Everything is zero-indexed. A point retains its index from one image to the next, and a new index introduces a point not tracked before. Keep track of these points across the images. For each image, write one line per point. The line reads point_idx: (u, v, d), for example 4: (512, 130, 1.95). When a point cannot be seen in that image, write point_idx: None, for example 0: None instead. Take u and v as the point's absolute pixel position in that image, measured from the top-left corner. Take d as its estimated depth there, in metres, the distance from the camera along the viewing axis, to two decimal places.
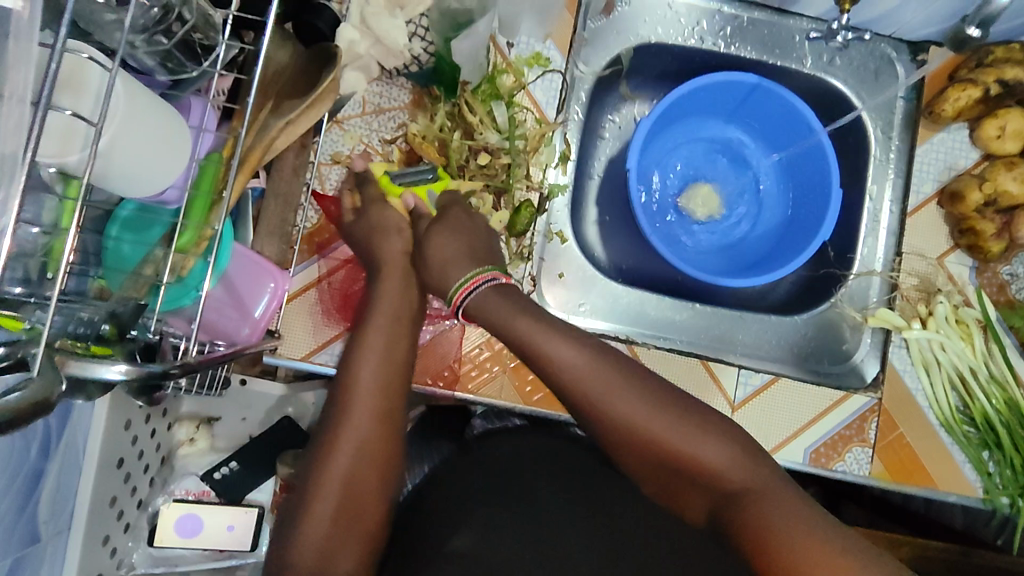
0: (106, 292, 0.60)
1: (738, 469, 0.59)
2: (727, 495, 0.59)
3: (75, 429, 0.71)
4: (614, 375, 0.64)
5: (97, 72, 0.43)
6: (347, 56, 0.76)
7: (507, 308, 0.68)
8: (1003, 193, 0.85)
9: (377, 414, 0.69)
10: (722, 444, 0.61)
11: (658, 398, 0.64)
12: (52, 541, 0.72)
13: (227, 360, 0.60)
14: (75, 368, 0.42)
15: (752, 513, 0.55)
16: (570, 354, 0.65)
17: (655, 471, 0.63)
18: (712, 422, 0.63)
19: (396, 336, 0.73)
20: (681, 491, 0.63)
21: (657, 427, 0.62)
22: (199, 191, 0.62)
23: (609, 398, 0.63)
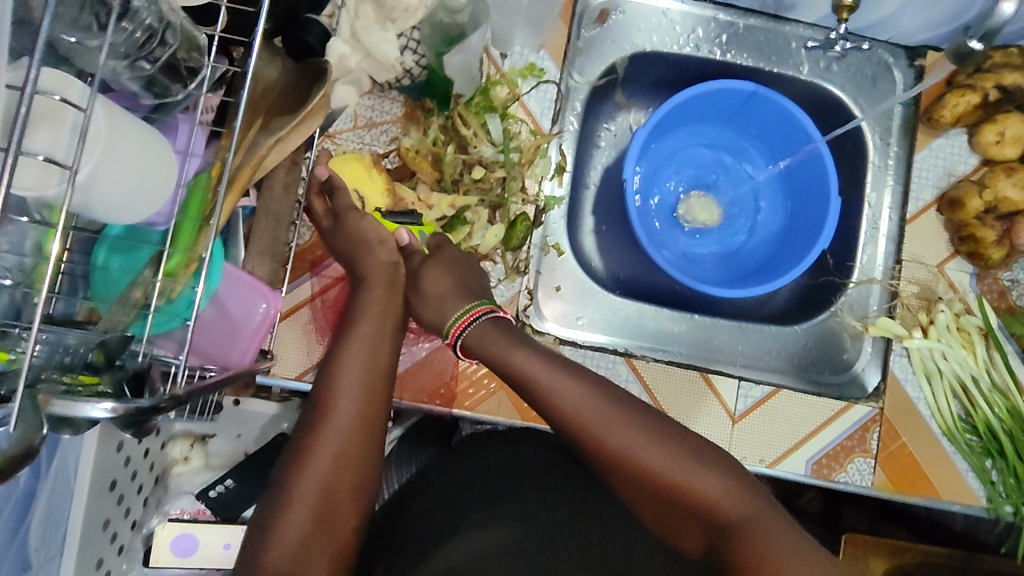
0: (94, 315, 0.60)
1: (733, 502, 0.59)
2: (723, 529, 0.58)
3: (65, 453, 0.69)
4: (607, 403, 0.64)
5: (73, 115, 0.42)
6: (338, 70, 0.76)
7: (502, 339, 0.68)
8: (1003, 199, 0.84)
9: (358, 421, 0.65)
10: (719, 475, 0.60)
11: (653, 427, 0.63)
12: (44, 569, 0.70)
13: (219, 387, 0.58)
14: (59, 407, 0.41)
15: (750, 548, 0.55)
16: (565, 385, 0.65)
17: (649, 501, 0.62)
18: (708, 453, 0.62)
19: (380, 340, 0.70)
20: (677, 522, 0.61)
21: (652, 458, 0.61)
22: (187, 217, 0.60)
23: (603, 425, 0.63)
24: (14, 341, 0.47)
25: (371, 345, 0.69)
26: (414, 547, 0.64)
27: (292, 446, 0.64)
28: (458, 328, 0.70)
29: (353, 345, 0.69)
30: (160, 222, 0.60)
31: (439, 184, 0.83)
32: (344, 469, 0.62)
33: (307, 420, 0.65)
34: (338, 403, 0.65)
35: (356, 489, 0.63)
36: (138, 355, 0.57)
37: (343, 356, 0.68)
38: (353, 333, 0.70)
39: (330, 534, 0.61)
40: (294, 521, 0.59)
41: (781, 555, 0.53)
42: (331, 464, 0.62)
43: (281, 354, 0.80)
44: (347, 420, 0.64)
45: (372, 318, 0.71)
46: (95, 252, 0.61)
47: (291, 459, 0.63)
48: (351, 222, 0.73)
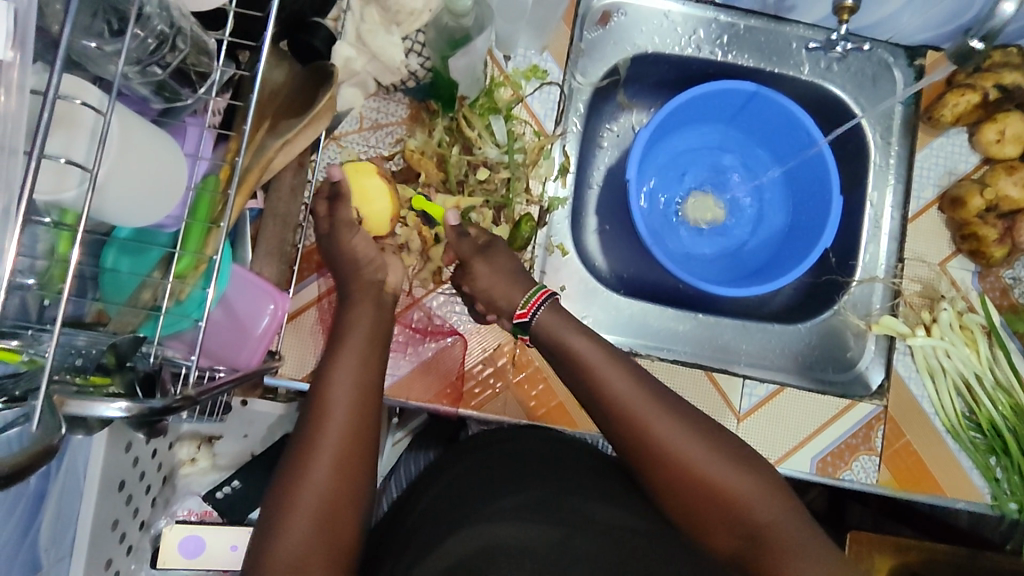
0: (104, 317, 0.61)
1: (763, 504, 0.61)
2: (750, 531, 0.60)
3: (75, 456, 0.70)
4: (649, 392, 0.65)
5: (90, 117, 0.43)
6: (343, 73, 0.77)
7: (558, 321, 0.72)
8: (1003, 198, 0.85)
9: (355, 430, 0.63)
10: (751, 476, 0.62)
11: (691, 422, 0.65)
12: (54, 569, 0.70)
13: (229, 388, 0.59)
14: (74, 407, 0.40)
15: (775, 555, 0.58)
16: (613, 372, 0.67)
17: (679, 497, 0.62)
18: (738, 451, 0.64)
19: (367, 350, 0.69)
20: (705, 518, 0.62)
21: (690, 451, 0.62)
22: (196, 220, 0.61)
23: (646, 413, 0.64)
24: (31, 342, 0.48)
25: (363, 355, 0.68)
26: (419, 544, 0.63)
27: (288, 457, 0.62)
28: (532, 304, 0.74)
29: (346, 353, 0.68)
30: (171, 224, 0.61)
31: (444, 185, 0.84)
32: (344, 479, 0.61)
33: (302, 428, 0.63)
34: (336, 408, 0.63)
35: (353, 498, 0.61)
36: (149, 357, 0.57)
37: (338, 364, 0.66)
38: (346, 343, 0.69)
39: (335, 538, 0.59)
40: (298, 524, 0.58)
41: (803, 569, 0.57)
42: (330, 475, 0.60)
43: (289, 354, 0.80)
44: (344, 428, 0.62)
45: (361, 336, 0.70)
46: (103, 255, 0.61)
47: (287, 468, 0.61)
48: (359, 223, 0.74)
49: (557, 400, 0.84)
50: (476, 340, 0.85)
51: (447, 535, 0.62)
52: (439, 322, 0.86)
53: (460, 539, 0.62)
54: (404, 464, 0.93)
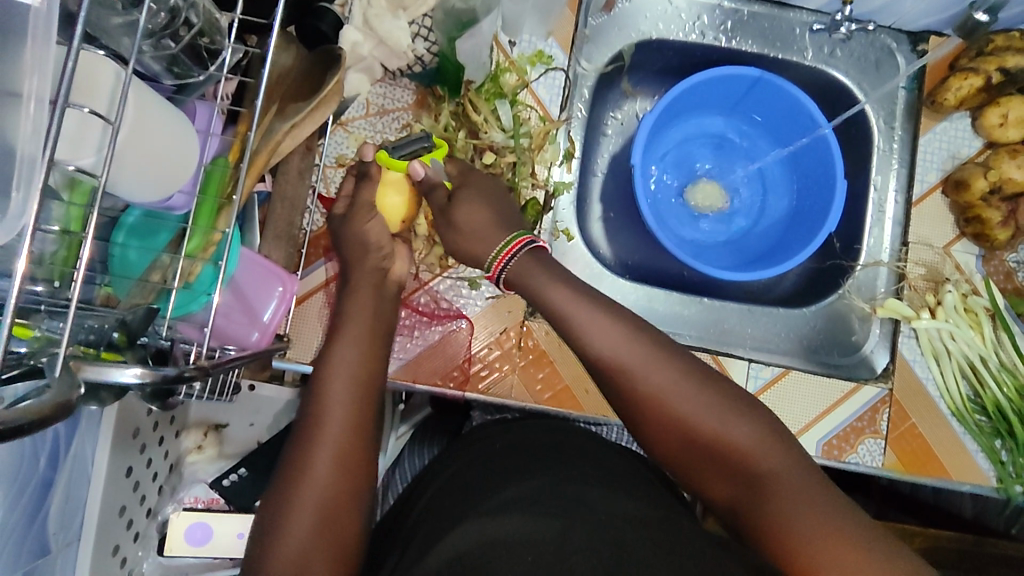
0: (112, 300, 0.59)
1: (764, 453, 0.59)
2: (750, 481, 0.59)
3: (82, 440, 0.70)
4: (648, 350, 0.64)
5: (113, 70, 0.44)
6: (350, 58, 0.77)
7: (545, 277, 0.68)
8: (1007, 180, 0.84)
9: (359, 413, 0.64)
10: (752, 426, 0.60)
11: (690, 373, 0.63)
12: (62, 553, 0.71)
13: (239, 365, 0.59)
14: (90, 372, 0.41)
15: (773, 501, 0.56)
16: (606, 327, 0.65)
17: (678, 451, 0.62)
18: (742, 403, 0.62)
19: (363, 330, 0.70)
20: (705, 473, 0.61)
21: (689, 407, 0.61)
22: (206, 197, 0.62)
23: (645, 371, 0.63)
24: (41, 319, 0.49)
25: (367, 336, 0.69)
26: (424, 535, 0.64)
27: (291, 447, 0.62)
28: (499, 263, 0.70)
29: (346, 335, 0.68)
30: (182, 202, 0.61)
31: None
32: (349, 465, 0.61)
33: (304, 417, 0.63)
34: (344, 375, 0.65)
35: (360, 483, 0.61)
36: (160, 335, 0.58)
37: (334, 353, 0.67)
38: (339, 329, 0.69)
39: (339, 526, 0.59)
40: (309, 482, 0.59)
41: (807, 522, 0.54)
42: (334, 461, 0.60)
43: (296, 340, 0.81)
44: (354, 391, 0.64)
45: (364, 321, 0.70)
46: (115, 234, 0.62)
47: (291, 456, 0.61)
48: (365, 205, 0.75)
49: (563, 383, 0.85)
50: (482, 324, 0.86)
51: (458, 519, 0.62)
52: (445, 307, 0.86)
53: (462, 532, 0.61)
54: (409, 456, 0.92)
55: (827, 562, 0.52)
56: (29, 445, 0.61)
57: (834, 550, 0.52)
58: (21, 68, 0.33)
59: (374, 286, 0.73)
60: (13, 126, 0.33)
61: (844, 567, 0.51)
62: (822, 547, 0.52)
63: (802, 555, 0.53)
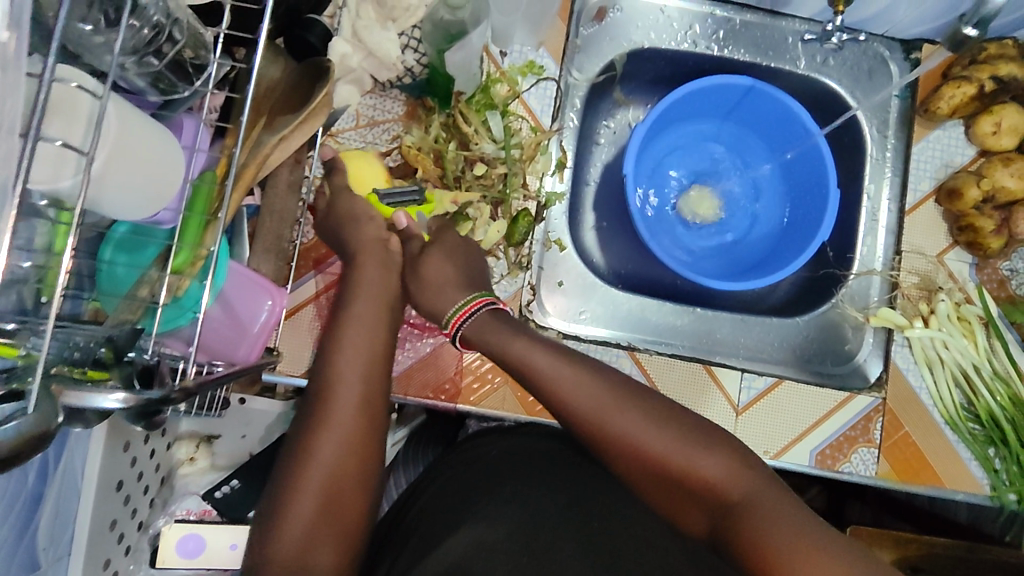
0: (100, 315, 0.60)
1: (736, 481, 0.58)
2: (724, 509, 0.57)
3: (72, 454, 0.70)
4: (607, 392, 0.63)
5: (88, 101, 0.43)
6: (339, 70, 0.77)
7: (503, 331, 0.68)
8: (1001, 189, 0.85)
9: (358, 414, 0.63)
10: (720, 456, 0.60)
11: (651, 411, 0.63)
12: (53, 568, 0.70)
13: (226, 382, 0.58)
14: (72, 398, 0.40)
15: (747, 527, 0.54)
16: (565, 371, 0.65)
17: (652, 487, 0.61)
18: (708, 433, 0.62)
19: (369, 322, 0.69)
20: (682, 506, 0.60)
21: (655, 442, 0.61)
22: (193, 213, 0.61)
23: (606, 413, 0.62)
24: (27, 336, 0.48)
25: (367, 352, 0.67)
26: (419, 543, 0.64)
27: (289, 443, 0.62)
28: (457, 320, 0.70)
29: (350, 331, 0.68)
30: (168, 219, 0.61)
31: (442, 181, 0.84)
32: (347, 466, 0.61)
33: (305, 415, 0.63)
34: (335, 398, 0.63)
35: (359, 484, 0.61)
36: (146, 352, 0.57)
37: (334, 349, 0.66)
38: (341, 319, 0.69)
39: (336, 523, 0.59)
40: (297, 513, 0.58)
41: (784, 539, 0.52)
42: (332, 461, 0.60)
43: (287, 352, 0.80)
44: (348, 413, 0.62)
45: (366, 320, 0.69)
46: (101, 250, 0.62)
47: (289, 455, 0.61)
48: (353, 217, 0.74)
49: None
50: None
51: (449, 530, 0.62)
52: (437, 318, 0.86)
53: (459, 538, 0.61)
54: (403, 464, 0.93)
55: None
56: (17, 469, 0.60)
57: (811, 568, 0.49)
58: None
59: (381, 263, 0.72)
60: None
61: None
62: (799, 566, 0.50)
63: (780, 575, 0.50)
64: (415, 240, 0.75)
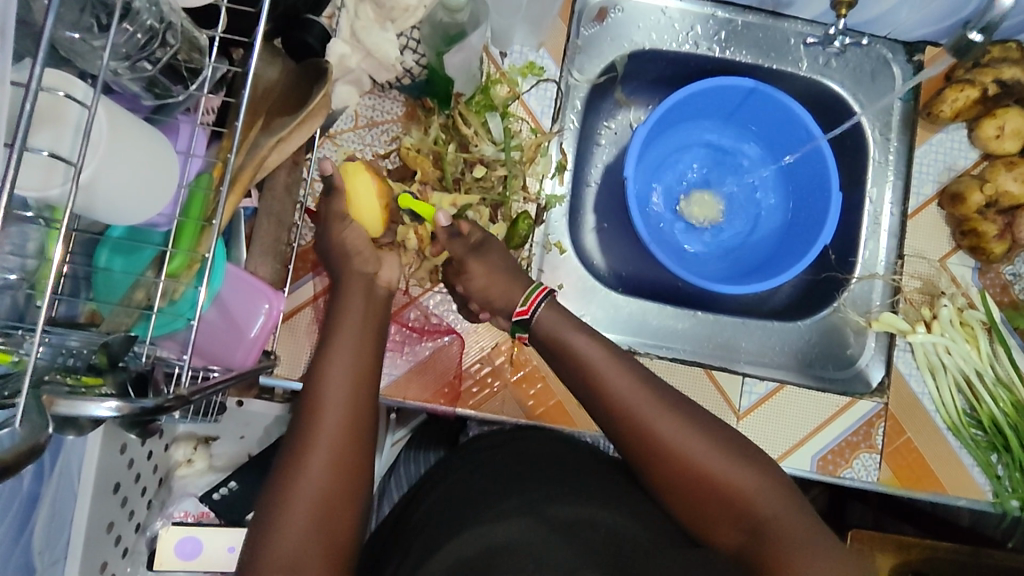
0: (96, 317, 0.60)
1: (765, 499, 0.59)
2: (750, 524, 0.59)
3: (69, 456, 0.69)
4: (647, 391, 0.64)
5: (75, 110, 0.42)
6: (338, 70, 0.76)
7: (558, 322, 0.71)
8: (1003, 193, 0.84)
9: (359, 425, 0.63)
10: (751, 471, 0.60)
11: (689, 415, 0.64)
12: (49, 570, 0.70)
13: (222, 388, 0.57)
14: (64, 406, 0.40)
15: (779, 548, 0.56)
16: (611, 368, 0.66)
17: (677, 491, 0.61)
18: (739, 445, 0.62)
19: (365, 336, 0.70)
20: (708, 515, 0.60)
21: (689, 446, 0.61)
22: (188, 218, 0.60)
23: (644, 410, 0.63)
24: (18, 341, 0.47)
25: (355, 356, 0.67)
26: (423, 545, 0.61)
27: (288, 443, 0.61)
28: (532, 301, 0.73)
29: (344, 340, 0.68)
30: (163, 223, 0.60)
31: (440, 183, 0.84)
32: (343, 475, 0.60)
33: (297, 423, 0.62)
34: (331, 401, 0.62)
35: (352, 494, 0.60)
36: (141, 357, 0.56)
37: (336, 358, 0.66)
38: (345, 328, 0.69)
39: (331, 535, 0.57)
40: (291, 514, 0.57)
41: (804, 562, 0.55)
42: (327, 472, 0.59)
43: (284, 355, 0.80)
44: (343, 418, 0.62)
45: (358, 333, 0.70)
46: (96, 254, 0.61)
47: (286, 460, 0.60)
48: None
49: (556, 399, 0.84)
50: (473, 339, 0.86)
51: (449, 538, 0.61)
52: (436, 321, 0.86)
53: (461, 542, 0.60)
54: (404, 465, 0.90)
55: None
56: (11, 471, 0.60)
57: None
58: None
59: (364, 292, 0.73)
60: None
61: None
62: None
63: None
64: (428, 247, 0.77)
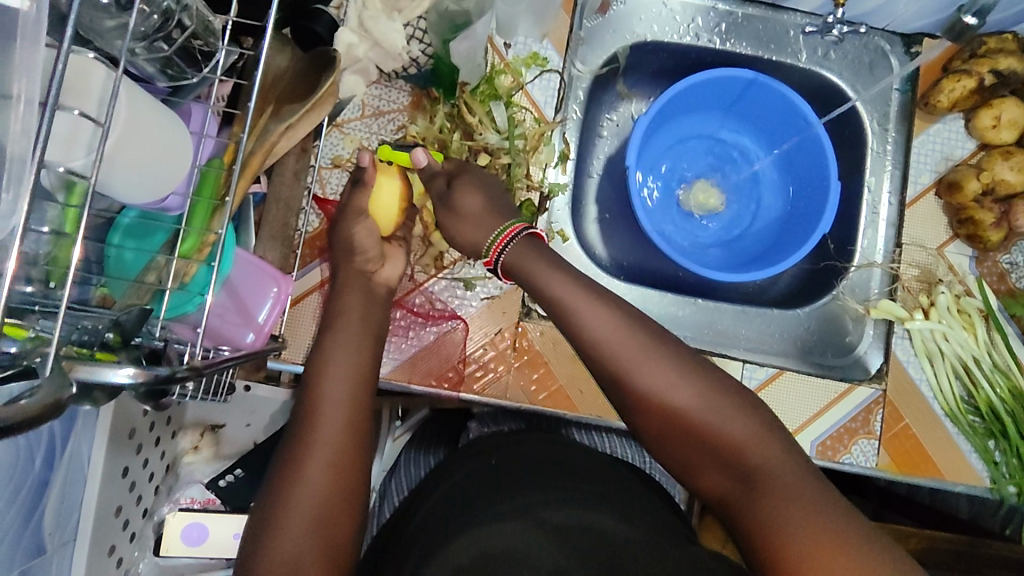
0: (109, 300, 0.59)
1: (757, 448, 0.58)
2: (741, 474, 0.58)
3: (79, 440, 0.70)
4: (637, 340, 0.63)
5: (104, 71, 0.44)
6: (346, 59, 0.77)
7: (538, 263, 0.70)
8: (1000, 182, 0.86)
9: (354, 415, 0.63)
10: (748, 421, 0.60)
11: (681, 363, 0.63)
12: (59, 552, 0.70)
13: (233, 365, 0.58)
14: (83, 372, 0.41)
15: (767, 497, 0.55)
16: (603, 320, 0.64)
17: (669, 445, 0.62)
18: (735, 396, 0.61)
19: (369, 320, 0.73)
20: (700, 468, 0.60)
21: (678, 397, 0.61)
22: (201, 198, 0.62)
23: (636, 362, 0.62)
24: (35, 320, 0.47)
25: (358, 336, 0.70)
26: (421, 551, 0.62)
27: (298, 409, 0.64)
28: (497, 247, 0.73)
29: (340, 329, 0.71)
30: (175, 203, 0.61)
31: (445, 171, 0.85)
32: (344, 444, 0.61)
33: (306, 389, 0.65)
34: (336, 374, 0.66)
35: (353, 491, 0.59)
36: (154, 337, 0.56)
37: (335, 342, 0.69)
38: (349, 310, 0.73)
39: (333, 526, 0.57)
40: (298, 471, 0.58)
41: (797, 513, 0.52)
42: (332, 437, 0.61)
43: (291, 340, 0.81)
44: (347, 387, 0.65)
45: (354, 320, 0.72)
46: (110, 236, 0.62)
47: (283, 457, 0.60)
48: (350, 215, 0.75)
49: (557, 384, 0.86)
50: (476, 326, 0.87)
51: (452, 536, 0.61)
52: (440, 306, 0.87)
53: (461, 546, 0.61)
54: (405, 465, 0.87)
55: (807, 544, 0.50)
56: (24, 443, 0.62)
57: (819, 543, 0.50)
58: (11, 68, 0.33)
59: (364, 290, 0.75)
60: (2, 128, 0.33)
61: (833, 560, 0.49)
62: (815, 559, 0.49)
63: (786, 545, 0.51)
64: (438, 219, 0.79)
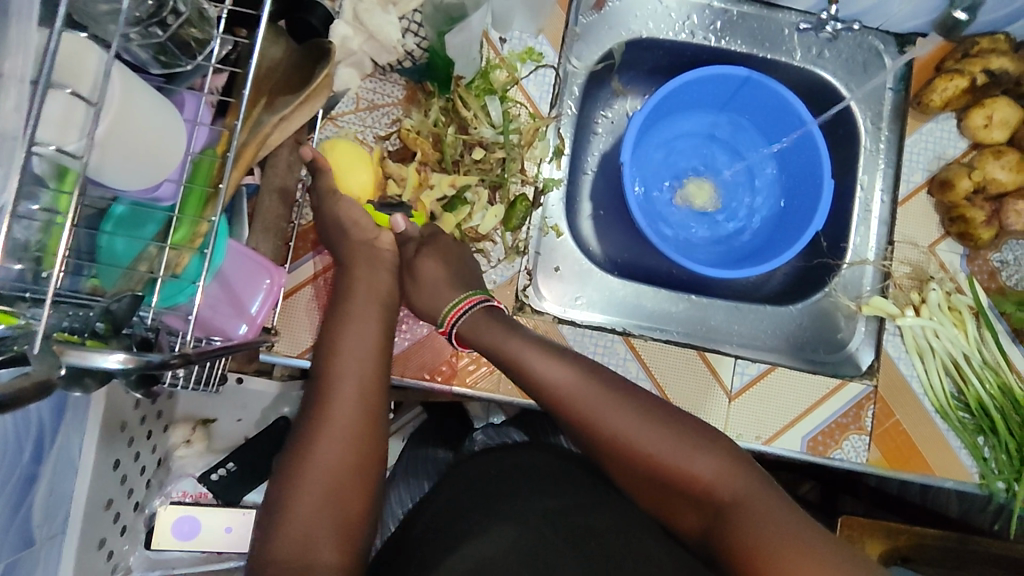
0: (99, 290, 0.57)
1: (726, 482, 0.59)
2: (714, 508, 0.59)
3: (69, 433, 0.70)
4: (597, 390, 0.65)
5: (96, 55, 0.44)
6: (340, 52, 0.77)
7: (495, 326, 0.70)
8: (991, 180, 0.87)
9: (357, 430, 0.63)
10: (711, 455, 0.61)
11: (643, 408, 0.64)
12: (47, 544, 0.70)
13: (225, 355, 0.58)
14: (75, 356, 0.40)
15: (742, 527, 0.56)
16: (561, 372, 0.66)
17: (645, 487, 0.63)
18: (700, 433, 0.63)
19: (367, 318, 0.72)
20: (676, 507, 0.62)
21: (644, 442, 0.62)
22: (195, 184, 0.62)
23: (598, 411, 0.64)
24: (26, 308, 0.48)
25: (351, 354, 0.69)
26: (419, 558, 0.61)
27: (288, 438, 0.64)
28: (452, 317, 0.72)
29: (341, 341, 0.70)
30: (167, 196, 0.60)
31: (440, 165, 0.85)
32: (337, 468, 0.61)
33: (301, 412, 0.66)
34: (324, 398, 0.65)
35: (348, 514, 0.60)
36: (145, 325, 0.56)
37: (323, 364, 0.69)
38: (345, 318, 0.72)
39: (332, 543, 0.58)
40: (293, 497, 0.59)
41: (778, 540, 0.53)
42: (322, 465, 0.60)
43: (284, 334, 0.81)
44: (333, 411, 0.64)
45: (348, 316, 0.72)
46: (103, 224, 0.60)
47: (277, 482, 0.60)
48: (343, 212, 0.76)
49: None
50: None
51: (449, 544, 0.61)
52: None
53: (460, 556, 0.59)
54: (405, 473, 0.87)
55: None
56: (13, 433, 0.61)
57: (796, 563, 0.51)
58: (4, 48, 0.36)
59: (363, 273, 0.75)
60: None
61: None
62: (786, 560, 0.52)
63: None
64: (413, 243, 0.77)
